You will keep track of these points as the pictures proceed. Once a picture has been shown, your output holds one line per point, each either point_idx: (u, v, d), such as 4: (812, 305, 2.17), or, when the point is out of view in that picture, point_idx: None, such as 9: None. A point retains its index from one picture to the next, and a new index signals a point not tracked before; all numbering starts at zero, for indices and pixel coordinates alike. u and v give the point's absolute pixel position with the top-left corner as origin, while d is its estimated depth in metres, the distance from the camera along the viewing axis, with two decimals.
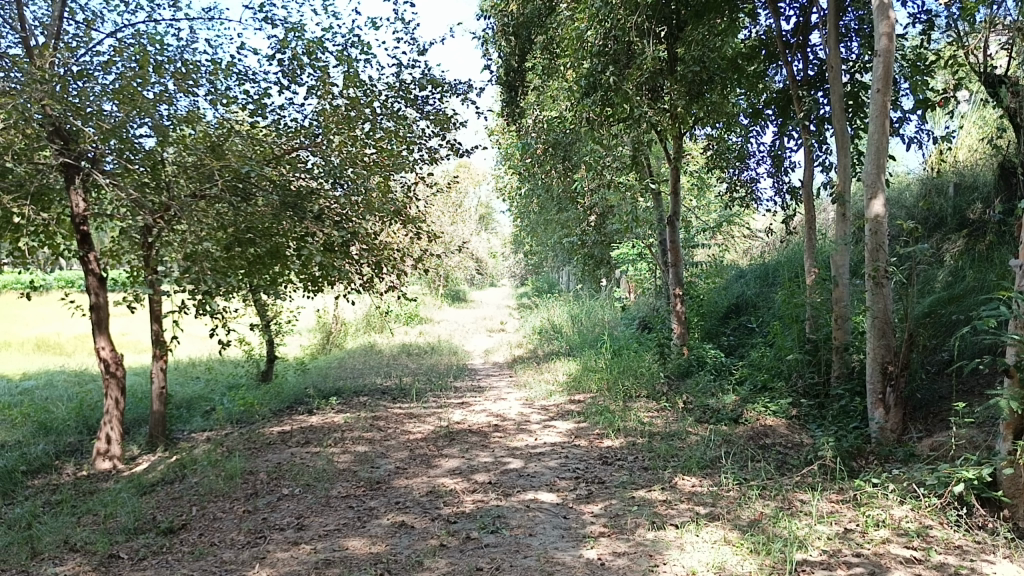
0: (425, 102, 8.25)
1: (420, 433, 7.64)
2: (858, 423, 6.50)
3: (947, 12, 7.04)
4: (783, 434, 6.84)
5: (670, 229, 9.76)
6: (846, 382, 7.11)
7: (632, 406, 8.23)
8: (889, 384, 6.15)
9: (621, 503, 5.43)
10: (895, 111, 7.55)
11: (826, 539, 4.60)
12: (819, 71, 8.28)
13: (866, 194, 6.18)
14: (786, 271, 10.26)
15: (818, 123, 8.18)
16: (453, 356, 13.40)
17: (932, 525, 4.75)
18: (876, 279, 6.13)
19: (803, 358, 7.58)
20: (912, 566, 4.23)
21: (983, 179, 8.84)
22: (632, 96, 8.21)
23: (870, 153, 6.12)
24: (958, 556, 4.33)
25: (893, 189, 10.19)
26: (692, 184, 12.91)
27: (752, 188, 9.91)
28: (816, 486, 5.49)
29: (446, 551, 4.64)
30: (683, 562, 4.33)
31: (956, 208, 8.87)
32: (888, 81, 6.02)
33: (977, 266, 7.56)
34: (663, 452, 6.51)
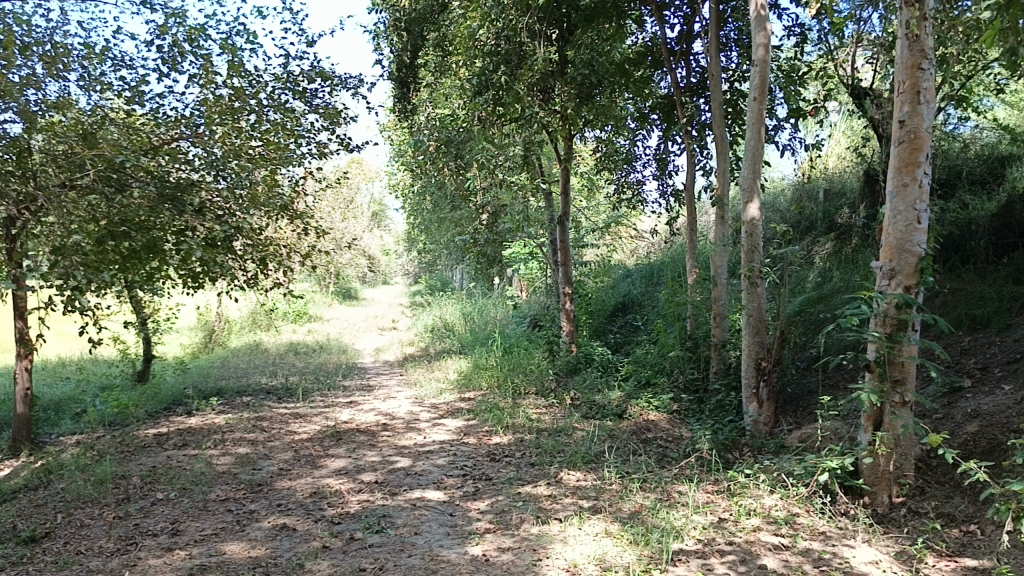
0: (314, 96, 8.09)
1: (305, 433, 7.48)
2: (733, 417, 6.79)
3: (819, 26, 7.42)
4: (664, 428, 7.06)
5: (561, 229, 9.91)
6: (724, 377, 7.41)
7: (521, 403, 8.28)
8: (762, 379, 6.48)
9: (507, 499, 5.48)
10: (770, 119, 7.91)
11: (701, 528, 4.77)
12: (702, 78, 8.58)
13: (744, 197, 6.53)
14: (670, 271, 10.58)
15: (699, 129, 8.49)
16: (342, 355, 13.15)
17: (799, 513, 5.02)
18: (751, 279, 6.44)
19: (684, 355, 7.86)
20: (779, 552, 4.45)
21: (849, 186, 9.39)
22: (523, 97, 8.37)
23: (747, 158, 6.46)
24: (822, 542, 4.60)
25: (769, 194, 10.68)
26: (582, 185, 13.09)
27: (638, 190, 10.16)
28: (693, 478, 5.69)
29: (328, 552, 4.56)
30: (566, 555, 4.41)
31: (826, 212, 9.36)
32: (764, 89, 6.33)
33: (843, 266, 8.02)
34: (550, 447, 6.59)
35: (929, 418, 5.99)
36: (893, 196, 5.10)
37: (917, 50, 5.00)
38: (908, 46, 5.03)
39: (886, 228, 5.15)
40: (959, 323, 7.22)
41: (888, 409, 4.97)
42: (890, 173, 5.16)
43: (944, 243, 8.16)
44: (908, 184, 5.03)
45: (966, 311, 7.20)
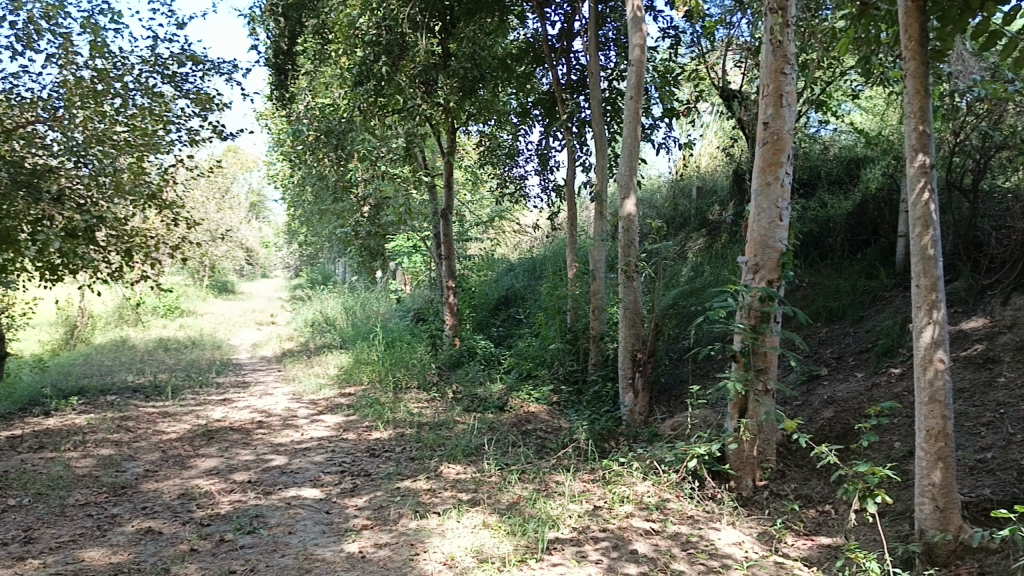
0: (185, 80, 7.76)
1: (175, 432, 7.17)
2: (610, 408, 6.98)
3: (692, 30, 7.69)
4: (544, 419, 7.17)
5: (444, 222, 9.91)
6: (602, 369, 7.60)
7: (402, 397, 8.21)
8: (638, 369, 6.68)
9: (385, 494, 5.43)
10: (646, 118, 8.14)
11: (576, 517, 4.88)
12: (582, 76, 8.75)
13: (621, 193, 6.72)
14: (552, 265, 10.74)
15: (579, 126, 8.65)
16: (217, 351, 12.67)
17: (670, 498, 5.21)
18: (627, 273, 6.63)
19: (564, 348, 8.01)
20: (650, 537, 4.61)
21: (720, 185, 9.80)
22: (404, 89, 8.47)
23: (624, 155, 6.64)
24: (690, 526, 4.79)
25: (646, 190, 11.01)
26: (466, 179, 13.11)
27: (521, 185, 10.26)
28: (570, 468, 5.80)
29: (197, 555, 4.39)
30: (443, 549, 4.41)
31: (698, 209, 9.74)
32: (640, 89, 6.52)
33: (713, 261, 8.37)
34: (430, 441, 6.58)
35: (789, 405, 6.34)
36: (758, 194, 5.34)
37: (780, 56, 5.26)
38: (772, 51, 5.28)
39: (751, 225, 5.39)
40: (818, 315, 7.67)
41: (751, 398, 5.23)
42: (754, 172, 5.39)
43: (805, 240, 8.64)
44: (771, 182, 5.27)
45: (824, 304, 7.66)
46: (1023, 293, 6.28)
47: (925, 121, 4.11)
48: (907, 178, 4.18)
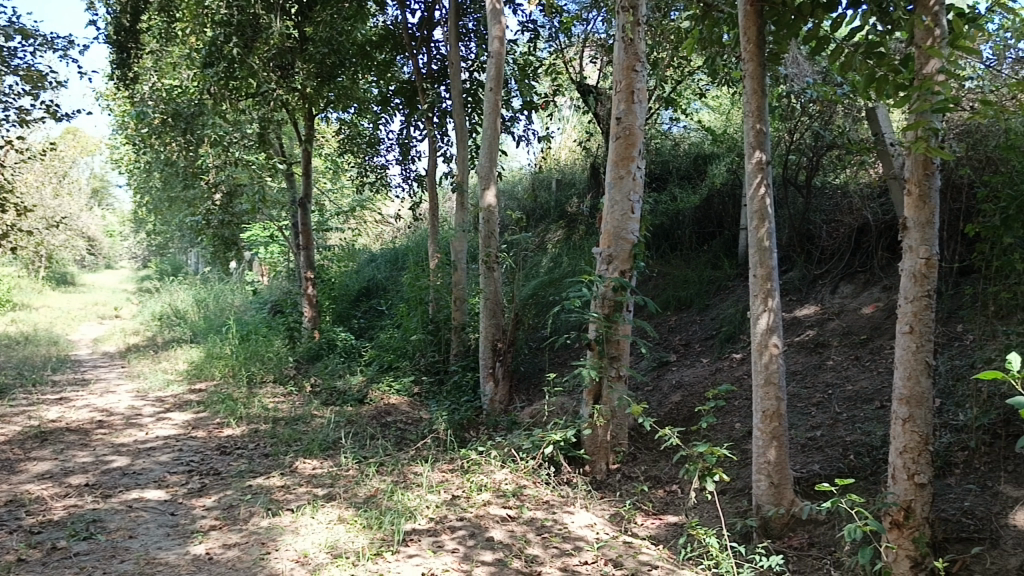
0: (13, 55, 7.16)
1: (2, 436, 6.62)
2: (469, 397, 7.02)
3: (550, 24, 7.82)
4: (404, 411, 7.13)
5: (302, 211, 9.68)
6: (463, 359, 7.64)
7: (257, 392, 7.94)
8: (498, 359, 6.78)
9: (235, 492, 5.24)
10: (506, 110, 8.22)
11: (434, 507, 4.87)
12: (443, 66, 8.71)
13: (481, 184, 6.78)
14: (413, 256, 10.69)
15: (440, 116, 8.63)
16: (53, 347, 11.79)
17: (527, 484, 5.29)
18: (488, 264, 6.71)
19: (425, 339, 7.98)
20: (506, 524, 4.67)
21: (578, 178, 10.05)
22: (257, 72, 8.09)
23: (485, 146, 6.69)
24: (545, 510, 4.89)
25: (507, 182, 11.14)
26: (326, 167, 12.82)
27: (382, 174, 10.12)
28: (429, 458, 5.79)
29: (24, 566, 4.08)
30: (296, 546, 4.30)
31: (558, 201, 9.94)
32: (499, 81, 6.59)
33: (572, 252, 8.57)
34: (285, 436, 6.39)
35: (641, 391, 6.59)
36: (611, 187, 5.50)
37: (632, 53, 5.43)
38: (624, 48, 5.45)
39: (606, 216, 5.54)
40: (667, 304, 8.01)
41: (605, 384, 5.41)
42: (608, 165, 5.55)
43: (657, 232, 8.99)
44: (624, 176, 5.45)
45: (673, 293, 8.00)
46: (848, 283, 6.79)
47: (762, 120, 4.39)
48: (745, 174, 4.45)
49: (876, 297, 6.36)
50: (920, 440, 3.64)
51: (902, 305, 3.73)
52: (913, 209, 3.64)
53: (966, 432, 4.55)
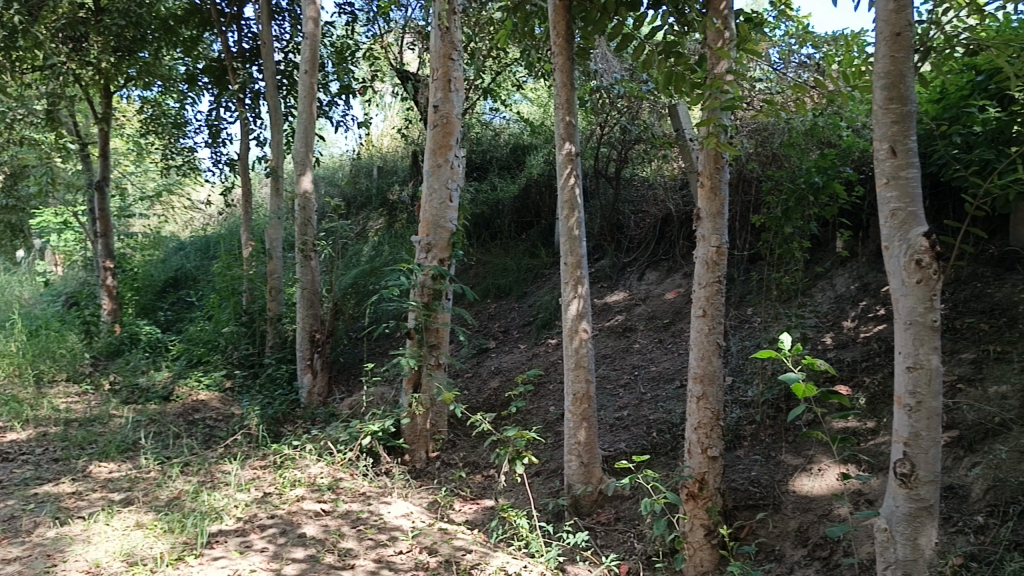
0: None
1: None
2: (284, 390, 6.80)
3: (367, 8, 7.70)
4: (214, 407, 6.79)
5: (100, 194, 8.99)
6: (279, 351, 7.40)
7: (46, 392, 7.28)
8: (316, 350, 6.62)
9: (17, 503, 4.77)
10: (323, 94, 8.00)
11: (243, 506, 4.68)
12: (255, 45, 8.36)
13: (296, 171, 6.56)
14: (226, 244, 10.20)
15: (252, 97, 8.27)
16: None
17: (344, 477, 5.18)
18: (305, 253, 6.55)
19: (238, 331, 7.63)
20: (320, 519, 4.56)
21: (400, 166, 10.02)
22: (43, 42, 7.34)
23: (300, 130, 6.51)
24: (361, 502, 4.82)
25: (326, 169, 10.88)
26: (128, 149, 11.97)
27: (191, 157, 9.57)
28: (239, 455, 5.55)
29: None
30: (87, 556, 3.98)
31: (379, 188, 9.85)
32: (314, 63, 6.43)
33: (392, 240, 8.50)
34: (78, 439, 5.91)
35: (461, 378, 6.65)
36: (429, 175, 5.50)
37: (447, 41, 5.44)
38: (440, 36, 5.45)
39: (424, 205, 5.52)
40: (487, 292, 8.14)
41: (425, 371, 5.42)
42: (425, 154, 5.54)
43: (477, 221, 9.10)
44: (441, 165, 5.47)
45: (492, 282, 8.12)
46: (654, 270, 7.17)
47: (570, 112, 4.56)
48: (556, 165, 4.62)
49: (677, 283, 6.76)
50: (712, 416, 3.91)
51: (696, 290, 3.96)
52: (706, 200, 3.89)
53: (753, 407, 4.93)
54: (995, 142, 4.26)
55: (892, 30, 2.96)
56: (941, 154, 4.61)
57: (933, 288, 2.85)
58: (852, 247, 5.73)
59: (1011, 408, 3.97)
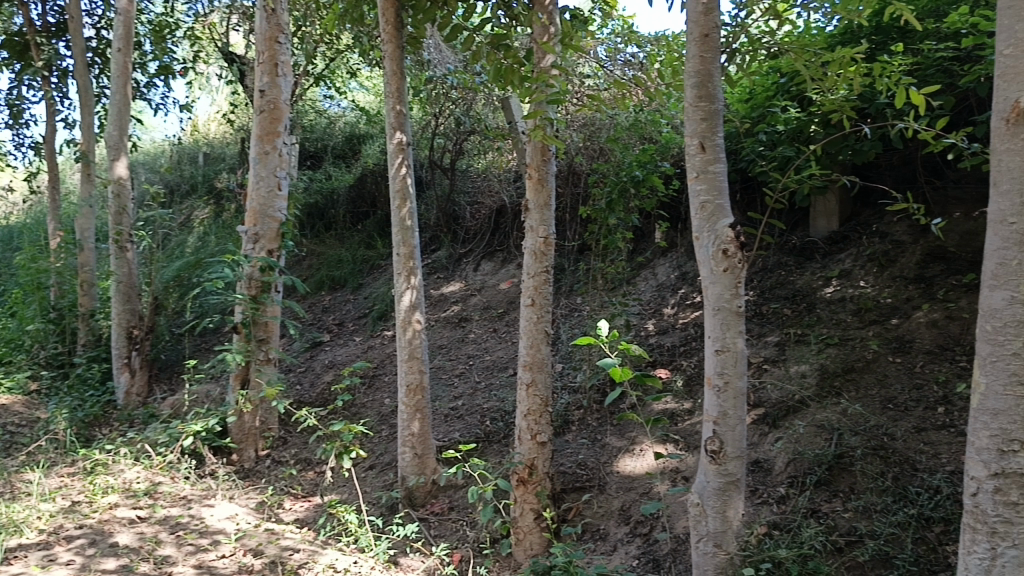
0: None
1: None
2: (98, 391, 6.37)
3: None
4: (16, 412, 6.21)
5: None
6: (93, 349, 6.93)
7: None
8: (134, 347, 6.28)
9: None
10: (140, 75, 7.54)
11: (47, 517, 4.33)
12: (62, 19, 7.75)
13: (110, 155, 6.18)
14: (32, 235, 9.42)
15: (59, 75, 7.66)
16: None
17: (163, 481, 4.89)
18: (120, 244, 6.19)
19: (46, 329, 7.04)
20: (135, 526, 4.30)
21: (228, 153, 9.67)
22: None
23: (113, 112, 6.12)
24: (182, 506, 4.58)
25: (147, 155, 10.29)
26: None
27: None
28: (44, 463, 5.13)
29: None
30: None
31: (205, 176, 9.44)
32: (128, 41, 6.09)
33: (220, 230, 8.16)
34: None
35: (292, 373, 6.46)
36: (255, 163, 5.29)
37: (273, 24, 5.25)
38: (266, 18, 5.23)
39: (250, 193, 5.30)
40: (322, 284, 8.01)
41: (254, 367, 5.23)
42: (251, 140, 5.32)
43: (311, 210, 8.89)
44: (269, 152, 5.29)
45: (328, 274, 8.04)
46: (489, 261, 7.25)
47: (401, 101, 4.52)
48: (387, 154, 4.57)
49: (511, 274, 6.88)
50: (541, 403, 4.00)
51: (524, 280, 4.03)
52: (533, 192, 3.96)
53: (581, 393, 5.10)
54: (794, 140, 4.66)
55: (702, 31, 3.11)
56: (750, 151, 5.01)
57: (738, 276, 3.04)
58: (672, 239, 6.04)
59: (809, 386, 4.31)
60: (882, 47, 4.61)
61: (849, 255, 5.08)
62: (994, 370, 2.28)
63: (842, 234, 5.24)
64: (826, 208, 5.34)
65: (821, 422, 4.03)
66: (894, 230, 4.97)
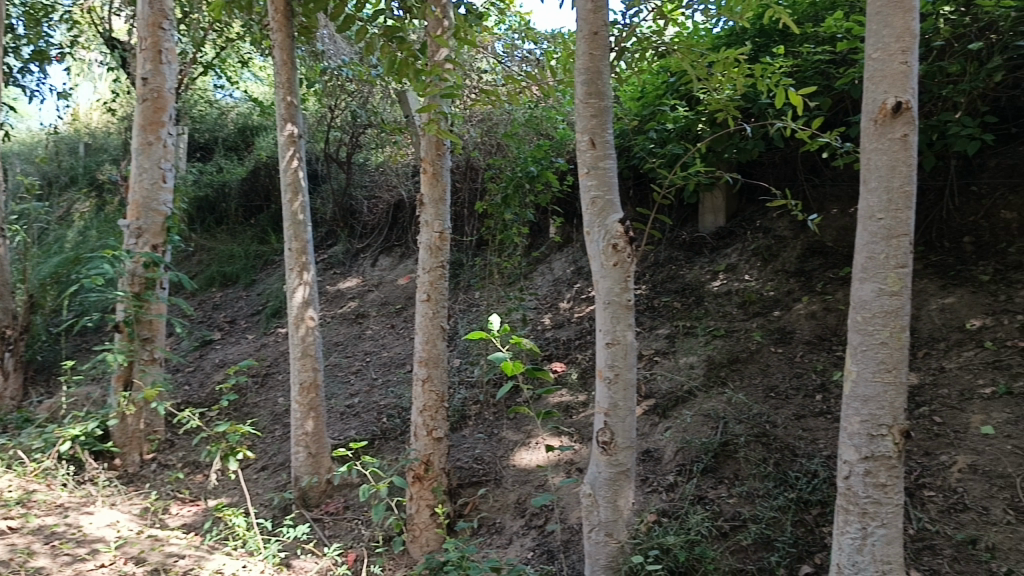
0: None
1: None
2: None
3: None
4: None
5: None
6: None
7: None
8: (7, 348, 5.94)
9: None
10: (12, 59, 7.12)
11: None
12: None
13: None
14: None
15: None
16: None
17: (38, 489, 4.55)
18: None
19: None
20: (8, 537, 3.94)
21: (111, 144, 9.27)
22: None
23: None
24: (59, 515, 4.27)
25: (22, 144, 9.74)
26: None
27: None
28: None
29: None
30: None
31: (87, 167, 9.02)
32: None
33: (102, 225, 7.82)
34: None
35: (181, 372, 6.25)
36: (138, 153, 5.07)
37: (157, 9, 5.04)
38: (149, 3, 5.02)
39: (133, 185, 5.08)
40: (212, 280, 7.79)
41: (138, 367, 5.01)
42: (133, 130, 5.10)
43: (201, 204, 8.61)
44: (153, 143, 5.08)
45: (218, 270, 7.82)
46: (386, 256, 7.21)
47: (292, 92, 4.41)
48: (277, 146, 4.43)
49: (408, 269, 6.85)
50: (437, 399, 3.96)
51: (419, 275, 4.00)
52: (428, 186, 3.93)
53: (477, 387, 5.11)
54: (683, 138, 4.82)
55: (590, 29, 3.13)
56: (641, 147, 5.10)
57: (627, 270, 3.09)
58: (567, 234, 6.12)
59: (697, 376, 4.44)
60: (765, 49, 4.81)
61: (735, 250, 5.27)
62: (863, 358, 2.40)
63: (728, 229, 5.42)
64: (713, 205, 5.52)
65: (708, 411, 4.15)
66: (777, 225, 5.17)
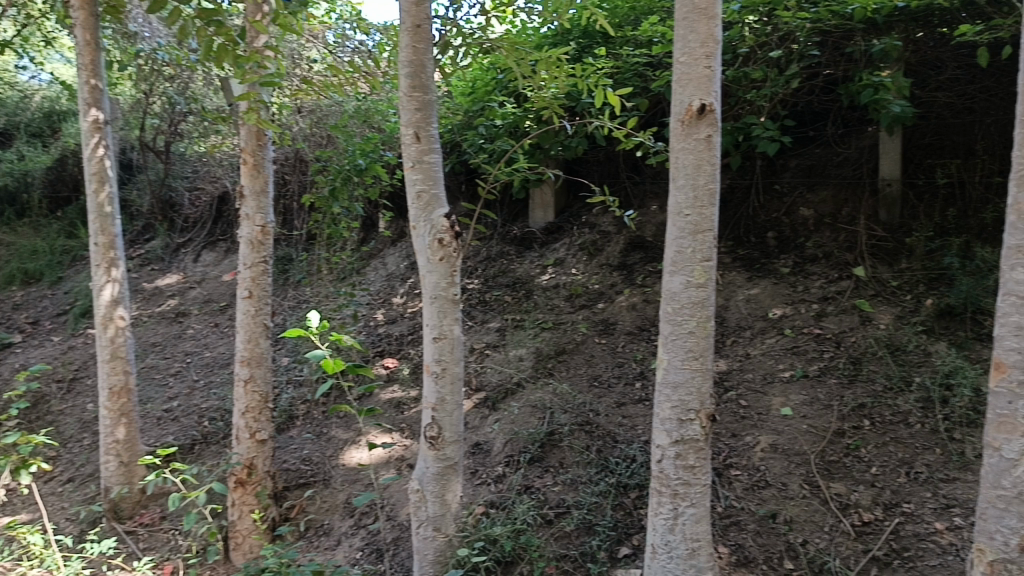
0: None
1: None
2: None
3: None
4: None
5: None
6: None
7: None
8: None
9: None
10: None
11: None
12: None
13: None
14: None
15: None
16: None
17: None
18: None
19: None
20: None
21: None
22: None
23: None
24: None
25: None
26: None
27: None
28: None
29: None
30: None
31: None
32: None
33: None
34: None
35: None
36: None
37: None
38: None
39: None
40: (12, 278, 7.22)
41: None
42: None
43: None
44: None
45: (18, 266, 7.27)
46: (210, 251, 6.97)
47: (96, 75, 4.10)
48: (80, 133, 4.12)
49: (233, 265, 6.63)
50: (261, 399, 3.83)
51: (240, 271, 3.82)
52: (248, 178, 3.76)
53: (305, 386, 5.00)
54: (510, 134, 4.89)
55: (413, 22, 3.02)
56: (471, 143, 5.13)
57: (452, 265, 3.08)
58: (398, 229, 6.09)
59: (526, 368, 4.52)
60: (588, 50, 4.98)
61: (563, 245, 5.41)
62: (673, 347, 2.50)
63: (557, 225, 5.56)
64: (542, 200, 5.63)
65: (535, 402, 4.24)
66: (601, 221, 5.36)
